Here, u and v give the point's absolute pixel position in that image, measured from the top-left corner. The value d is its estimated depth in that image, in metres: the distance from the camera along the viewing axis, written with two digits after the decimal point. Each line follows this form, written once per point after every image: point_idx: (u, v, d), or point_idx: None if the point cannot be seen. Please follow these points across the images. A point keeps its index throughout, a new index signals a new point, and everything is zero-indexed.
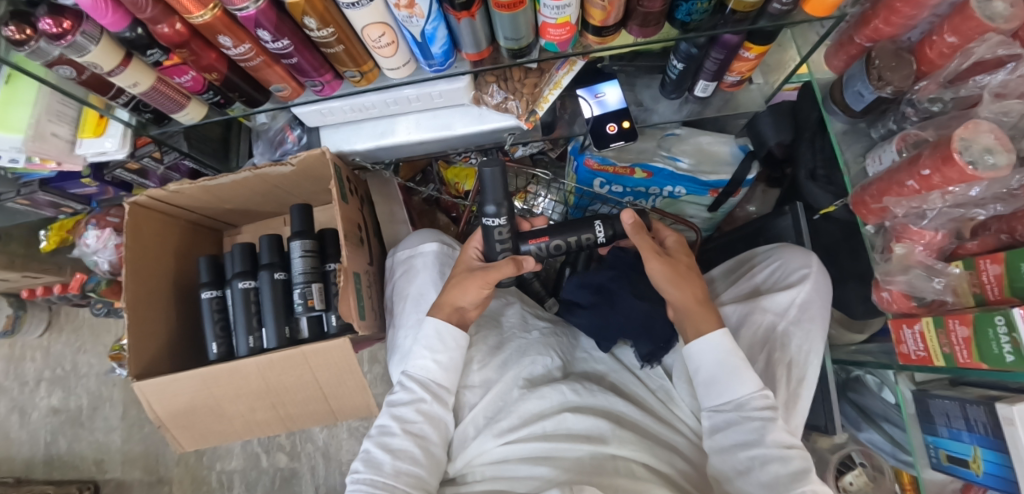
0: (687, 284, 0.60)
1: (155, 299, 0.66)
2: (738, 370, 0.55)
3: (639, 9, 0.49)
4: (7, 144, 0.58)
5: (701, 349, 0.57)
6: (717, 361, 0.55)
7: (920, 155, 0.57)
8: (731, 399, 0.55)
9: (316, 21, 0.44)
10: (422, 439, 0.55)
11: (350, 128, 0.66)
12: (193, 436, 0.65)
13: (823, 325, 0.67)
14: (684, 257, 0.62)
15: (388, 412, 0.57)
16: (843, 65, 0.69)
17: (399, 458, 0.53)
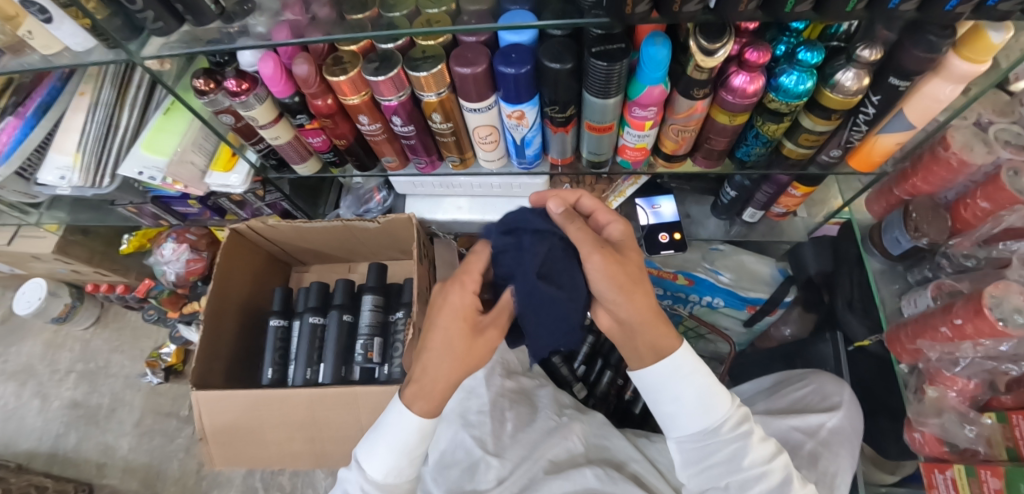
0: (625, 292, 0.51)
1: (227, 318, 0.72)
2: (710, 389, 0.51)
3: (706, 145, 0.59)
4: (152, 163, 0.68)
5: (664, 376, 0.49)
6: (679, 383, 0.49)
7: (953, 304, 0.61)
8: (701, 427, 0.50)
9: (441, 116, 0.54)
10: None
11: (434, 200, 0.75)
12: (229, 454, 0.68)
13: (850, 448, 0.67)
14: (634, 254, 0.47)
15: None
16: (883, 212, 0.76)
17: None
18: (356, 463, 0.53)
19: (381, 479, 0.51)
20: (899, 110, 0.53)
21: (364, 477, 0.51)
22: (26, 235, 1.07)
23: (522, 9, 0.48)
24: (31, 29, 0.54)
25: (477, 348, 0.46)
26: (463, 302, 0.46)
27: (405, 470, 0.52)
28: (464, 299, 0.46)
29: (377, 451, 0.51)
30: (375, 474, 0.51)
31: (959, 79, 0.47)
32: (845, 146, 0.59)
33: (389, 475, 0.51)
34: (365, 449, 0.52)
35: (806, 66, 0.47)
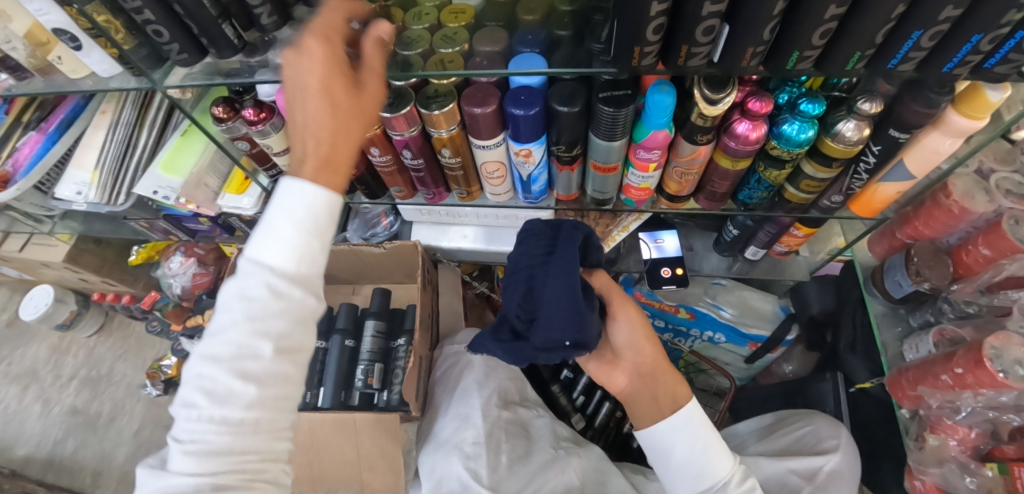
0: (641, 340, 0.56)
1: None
2: (711, 447, 0.50)
3: (709, 187, 0.60)
4: (167, 183, 0.70)
5: (671, 428, 0.51)
6: (686, 435, 0.50)
7: (954, 352, 0.61)
8: (707, 484, 0.49)
9: (450, 151, 0.56)
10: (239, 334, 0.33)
11: (439, 229, 0.77)
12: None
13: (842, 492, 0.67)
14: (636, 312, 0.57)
15: (181, 448, 0.32)
16: (885, 253, 0.76)
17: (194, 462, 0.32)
18: (247, 258, 0.34)
19: (292, 264, 0.34)
20: (899, 161, 0.54)
21: (271, 260, 0.33)
22: (38, 243, 1.09)
23: (531, 54, 0.51)
24: (60, 55, 0.57)
25: (366, 107, 0.39)
26: (311, 70, 0.36)
27: (327, 232, 0.36)
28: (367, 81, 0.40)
29: (275, 238, 0.33)
30: (275, 257, 0.33)
31: (957, 133, 0.48)
32: (846, 192, 0.60)
33: (308, 221, 0.34)
34: (271, 213, 0.34)
35: (807, 117, 0.48)
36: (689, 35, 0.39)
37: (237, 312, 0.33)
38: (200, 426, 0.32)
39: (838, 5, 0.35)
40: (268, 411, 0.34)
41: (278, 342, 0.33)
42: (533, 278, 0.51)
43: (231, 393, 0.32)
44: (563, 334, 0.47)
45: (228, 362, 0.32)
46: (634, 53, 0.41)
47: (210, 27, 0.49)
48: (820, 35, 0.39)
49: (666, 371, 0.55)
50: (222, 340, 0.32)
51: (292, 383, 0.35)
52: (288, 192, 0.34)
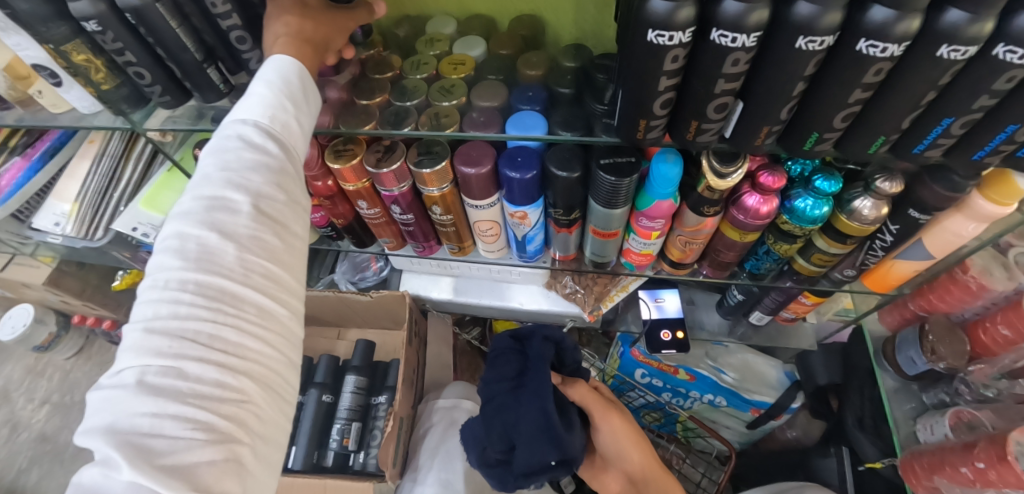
0: (632, 446, 0.57)
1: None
2: None
3: (714, 256, 0.57)
4: (148, 220, 0.68)
5: None
6: None
7: (975, 443, 0.56)
8: None
9: (441, 209, 0.53)
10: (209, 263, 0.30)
11: (432, 279, 0.75)
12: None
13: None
14: (620, 419, 0.57)
15: (141, 327, 0.29)
16: (896, 324, 0.72)
17: (171, 415, 0.27)
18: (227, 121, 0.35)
19: (269, 117, 0.35)
20: (917, 239, 0.51)
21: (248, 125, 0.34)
22: (19, 264, 1.05)
23: (532, 113, 0.48)
24: (41, 90, 0.55)
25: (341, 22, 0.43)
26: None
27: (301, 104, 0.38)
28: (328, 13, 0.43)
29: (252, 93, 0.35)
30: (251, 108, 0.35)
31: (982, 218, 0.45)
32: (859, 267, 0.57)
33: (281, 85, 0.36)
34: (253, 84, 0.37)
35: (822, 194, 0.45)
36: (700, 111, 0.36)
37: (195, 190, 0.32)
38: (168, 292, 0.29)
39: (863, 88, 0.33)
40: (247, 290, 0.31)
41: (255, 198, 0.33)
42: (504, 407, 0.54)
43: (212, 254, 0.31)
44: (548, 455, 0.50)
45: (202, 216, 0.31)
46: (640, 126, 0.38)
47: (194, 72, 0.47)
48: (843, 117, 0.36)
49: (658, 477, 0.56)
50: (195, 195, 0.32)
51: (267, 266, 0.33)
52: (267, 65, 0.37)
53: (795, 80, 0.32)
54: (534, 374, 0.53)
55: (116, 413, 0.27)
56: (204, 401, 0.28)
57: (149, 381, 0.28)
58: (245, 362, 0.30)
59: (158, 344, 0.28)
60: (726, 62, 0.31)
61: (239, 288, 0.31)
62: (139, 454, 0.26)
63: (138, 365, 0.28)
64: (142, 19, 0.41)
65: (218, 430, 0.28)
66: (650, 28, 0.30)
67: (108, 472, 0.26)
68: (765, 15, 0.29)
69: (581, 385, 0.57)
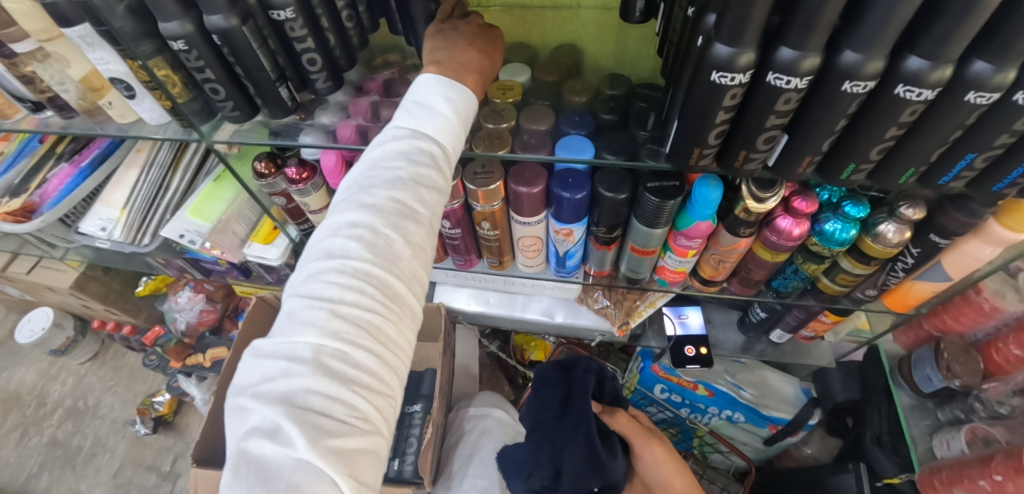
0: (672, 471, 0.62)
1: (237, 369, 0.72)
2: None
3: (743, 274, 0.61)
4: (195, 227, 0.70)
5: None
6: None
7: (992, 458, 0.58)
8: None
9: (489, 224, 0.57)
10: (388, 262, 0.33)
11: (465, 291, 0.79)
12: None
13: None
14: (658, 447, 0.63)
15: (325, 306, 0.31)
16: (912, 343, 0.76)
17: (338, 398, 0.29)
18: (412, 130, 0.40)
19: (449, 144, 0.41)
20: (936, 262, 0.54)
21: (428, 144, 0.39)
22: (45, 267, 1.06)
23: (579, 138, 0.51)
24: (111, 100, 0.58)
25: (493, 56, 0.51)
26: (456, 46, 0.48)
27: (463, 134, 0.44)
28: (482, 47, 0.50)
29: (435, 117, 0.41)
30: (436, 132, 0.41)
31: (998, 242, 0.48)
32: (880, 287, 0.60)
33: (460, 118, 0.43)
34: (435, 103, 0.42)
35: (850, 218, 0.49)
36: (750, 142, 0.39)
37: (390, 189, 0.35)
38: (357, 281, 0.32)
39: (899, 126, 0.36)
40: (410, 294, 0.35)
41: (431, 213, 0.37)
42: (546, 435, 0.57)
43: (393, 253, 0.33)
44: (593, 482, 0.53)
45: (394, 217, 0.34)
46: (693, 154, 0.42)
47: (266, 90, 0.50)
48: (878, 150, 0.39)
49: None
50: (387, 195, 0.35)
51: (424, 276, 0.37)
52: (451, 94, 0.43)
53: (839, 118, 0.36)
54: (577, 403, 0.57)
55: (289, 385, 0.28)
56: (366, 390, 0.30)
57: (325, 363, 0.29)
58: (397, 358, 0.33)
59: (343, 326, 0.30)
60: (778, 101, 0.35)
61: (406, 292, 0.34)
62: (315, 432, 0.27)
63: (316, 343, 0.29)
64: (228, 41, 0.44)
65: (371, 420, 0.30)
66: (713, 69, 0.34)
67: (281, 447, 0.27)
68: (817, 61, 0.33)
69: (621, 415, 0.63)
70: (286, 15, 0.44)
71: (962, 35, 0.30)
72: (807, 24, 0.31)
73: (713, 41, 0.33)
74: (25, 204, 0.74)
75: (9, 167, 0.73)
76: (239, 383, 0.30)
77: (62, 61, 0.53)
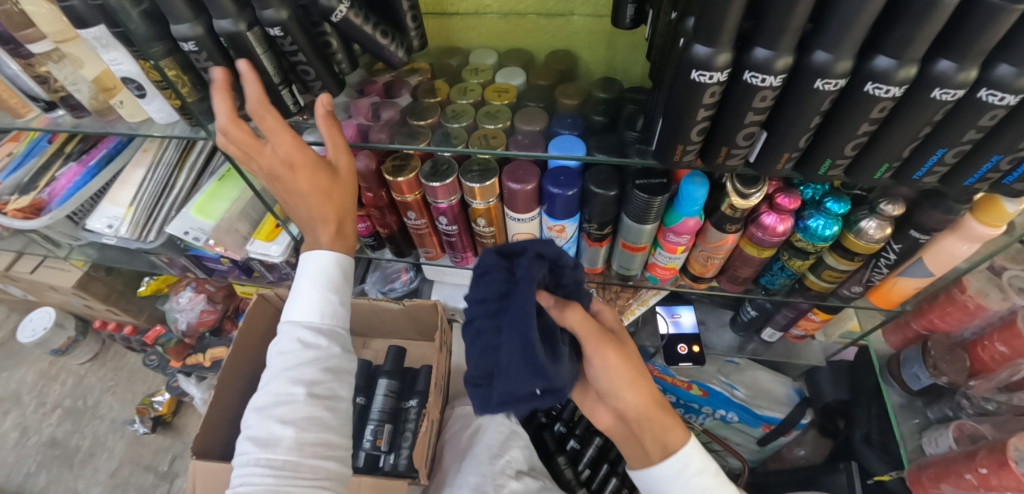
0: (633, 383, 0.56)
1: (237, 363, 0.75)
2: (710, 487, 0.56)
3: (732, 271, 0.63)
4: (200, 225, 0.72)
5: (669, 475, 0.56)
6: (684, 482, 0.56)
7: (977, 452, 0.60)
8: None
9: (485, 221, 0.59)
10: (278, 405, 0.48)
11: (461, 289, 0.80)
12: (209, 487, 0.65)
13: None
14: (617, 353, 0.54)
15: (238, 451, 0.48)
16: (900, 343, 0.76)
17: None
18: (285, 325, 0.53)
19: (314, 320, 0.53)
20: (918, 259, 0.56)
21: (309, 308, 0.54)
22: (49, 266, 1.08)
23: (570, 137, 0.53)
24: (122, 100, 0.60)
25: (338, 195, 0.53)
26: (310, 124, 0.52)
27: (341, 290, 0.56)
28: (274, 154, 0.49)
29: (303, 304, 0.54)
30: (308, 315, 0.53)
31: (975, 238, 0.50)
32: (866, 284, 0.61)
33: (322, 285, 0.54)
34: (305, 271, 0.55)
35: (832, 215, 0.51)
36: (731, 139, 0.41)
37: (282, 363, 0.50)
38: (251, 464, 0.46)
39: (870, 123, 0.38)
40: (300, 456, 0.46)
41: (307, 388, 0.49)
42: (487, 330, 0.50)
43: (280, 401, 0.49)
44: (535, 384, 0.49)
45: (271, 409, 0.48)
46: (677, 150, 0.44)
47: (270, 92, 0.52)
48: (853, 146, 0.41)
49: (654, 418, 0.57)
50: (268, 391, 0.49)
51: (313, 436, 0.48)
52: (315, 261, 0.55)
53: (813, 114, 0.38)
54: (518, 298, 0.47)
55: None
56: None
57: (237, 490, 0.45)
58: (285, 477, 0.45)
59: (259, 477, 0.45)
60: (755, 98, 0.37)
61: (293, 426, 0.47)
62: None
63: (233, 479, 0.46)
64: (234, 44, 0.46)
65: None
66: (693, 68, 0.36)
67: None
68: (789, 61, 0.35)
69: (576, 312, 0.51)
70: (277, 33, 0.46)
71: (921, 37, 0.32)
72: (777, 27, 0.33)
73: (692, 43, 0.35)
74: (35, 202, 0.77)
75: (20, 166, 0.77)
76: None
77: (76, 62, 0.55)
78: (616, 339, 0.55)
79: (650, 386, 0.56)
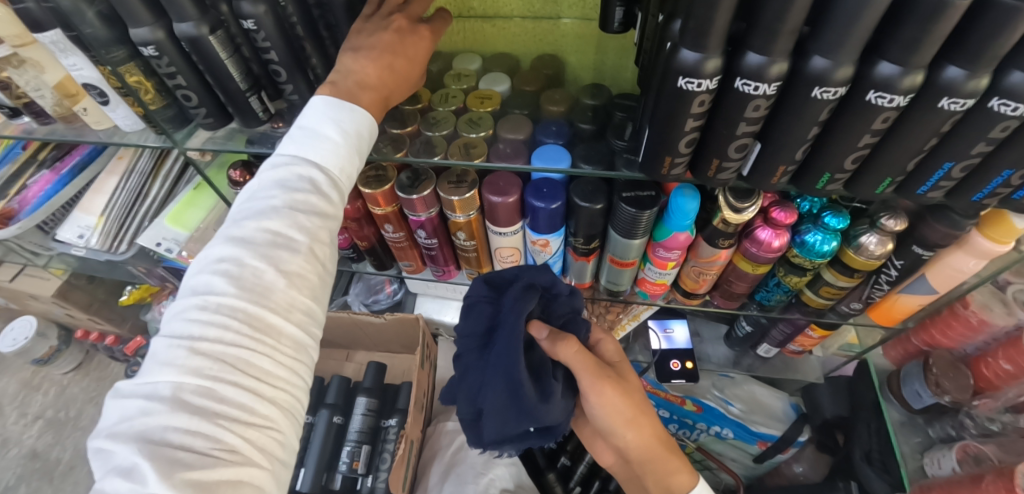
0: (635, 425, 0.54)
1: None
2: None
3: (725, 287, 0.60)
4: (173, 236, 0.69)
5: None
6: None
7: (983, 476, 0.57)
8: None
9: (466, 234, 0.56)
10: (259, 291, 0.37)
11: (446, 302, 0.78)
12: None
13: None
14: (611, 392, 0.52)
15: (185, 346, 0.34)
16: (901, 358, 0.74)
17: (198, 415, 0.33)
18: (291, 155, 0.41)
19: (335, 167, 0.42)
20: (921, 275, 0.53)
21: (315, 167, 0.41)
22: (28, 275, 1.05)
23: (556, 147, 0.51)
24: (86, 107, 0.57)
25: (413, 65, 0.45)
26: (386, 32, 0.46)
27: (365, 150, 0.44)
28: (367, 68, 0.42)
29: (324, 141, 0.41)
30: (321, 156, 0.41)
31: (981, 254, 0.47)
32: (866, 300, 0.58)
33: (353, 137, 0.42)
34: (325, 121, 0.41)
35: (830, 230, 0.48)
36: (722, 151, 0.39)
37: (284, 203, 0.39)
38: (219, 317, 0.35)
39: (872, 134, 0.36)
40: (286, 324, 0.38)
41: (308, 240, 0.40)
42: (477, 361, 0.53)
43: (261, 288, 0.37)
44: (524, 423, 0.50)
45: (264, 249, 0.37)
46: (664, 162, 0.41)
47: (238, 99, 0.49)
48: (853, 159, 0.39)
49: (656, 459, 0.55)
50: (258, 227, 0.38)
51: (304, 302, 0.40)
52: (347, 111, 0.42)
53: (810, 125, 0.35)
54: (506, 327, 0.49)
55: (147, 422, 0.32)
56: (233, 423, 0.33)
57: (186, 398, 0.33)
58: (274, 392, 0.36)
59: (232, 334, 0.35)
60: (747, 108, 0.35)
61: (282, 326, 0.37)
62: (170, 464, 0.30)
63: (177, 381, 0.33)
64: (197, 49, 0.43)
65: (233, 450, 0.33)
66: (679, 75, 0.34)
67: (132, 481, 0.30)
68: (784, 67, 0.32)
69: (569, 347, 0.49)
70: (250, 26, 0.44)
71: (928, 41, 0.29)
72: (771, 29, 0.30)
73: (679, 48, 0.33)
74: (4, 210, 0.74)
75: None
76: (105, 420, 0.33)
77: (36, 66, 0.53)
78: (616, 374, 0.54)
79: (649, 423, 0.55)
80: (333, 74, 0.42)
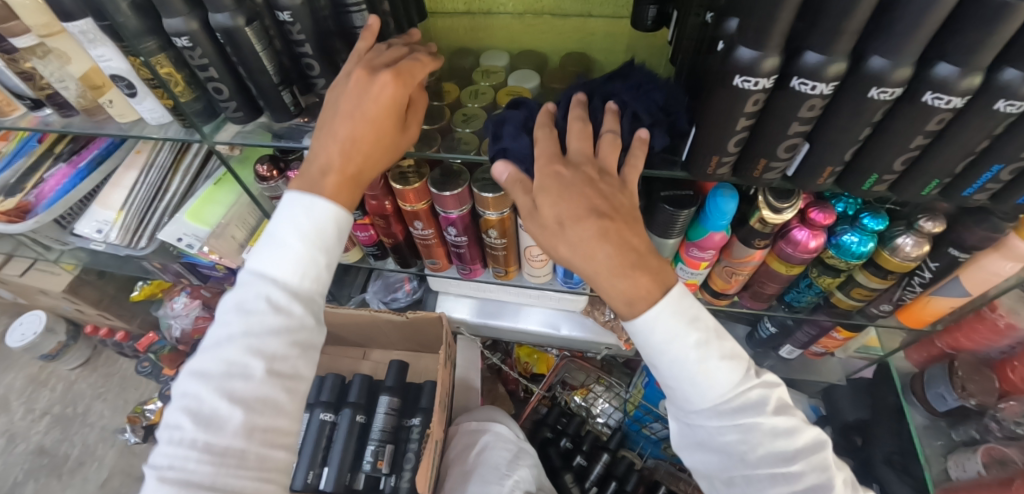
0: (596, 239, 0.37)
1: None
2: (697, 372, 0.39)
3: (757, 287, 0.60)
4: (194, 231, 0.69)
5: (653, 340, 0.40)
6: (657, 342, 0.39)
7: (1012, 480, 0.57)
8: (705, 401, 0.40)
9: (496, 232, 0.55)
10: (217, 421, 0.36)
11: (467, 301, 0.77)
12: None
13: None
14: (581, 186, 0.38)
15: (155, 476, 0.35)
16: (922, 361, 0.74)
17: None
18: (254, 273, 0.41)
19: (295, 275, 0.40)
20: (954, 277, 0.52)
21: (274, 280, 0.40)
22: (39, 270, 1.04)
23: None
24: (112, 99, 0.56)
25: (390, 144, 0.43)
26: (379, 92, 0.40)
27: (331, 252, 0.42)
28: (386, 89, 0.40)
29: (281, 256, 0.40)
30: (278, 272, 0.40)
31: (1018, 257, 0.47)
32: (896, 303, 0.58)
33: (315, 239, 0.41)
34: (284, 228, 0.41)
35: (868, 231, 0.48)
36: (771, 151, 0.38)
37: (242, 324, 0.38)
38: (180, 452, 0.35)
39: (925, 135, 0.35)
40: (252, 443, 0.36)
41: (268, 361, 0.38)
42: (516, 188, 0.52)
43: (219, 420, 0.36)
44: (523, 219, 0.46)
45: (219, 379, 0.37)
46: (711, 162, 0.41)
47: (269, 93, 0.48)
48: (902, 161, 0.38)
49: (617, 269, 0.38)
50: (216, 357, 0.38)
51: (274, 424, 0.38)
52: (306, 209, 0.41)
53: (863, 126, 0.35)
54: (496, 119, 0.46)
55: None
56: None
57: None
58: None
59: (193, 465, 0.34)
60: (802, 107, 0.34)
61: (240, 446, 0.35)
62: None
63: None
64: (232, 41, 0.42)
65: None
66: (736, 74, 0.33)
67: None
68: (843, 67, 0.32)
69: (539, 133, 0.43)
70: (287, 18, 0.43)
71: (993, 43, 0.28)
72: (833, 28, 0.30)
73: (735, 46, 0.32)
74: (21, 204, 0.73)
75: (6, 167, 0.73)
76: None
77: (62, 57, 0.52)
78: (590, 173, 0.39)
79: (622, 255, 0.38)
80: (325, 108, 0.42)
